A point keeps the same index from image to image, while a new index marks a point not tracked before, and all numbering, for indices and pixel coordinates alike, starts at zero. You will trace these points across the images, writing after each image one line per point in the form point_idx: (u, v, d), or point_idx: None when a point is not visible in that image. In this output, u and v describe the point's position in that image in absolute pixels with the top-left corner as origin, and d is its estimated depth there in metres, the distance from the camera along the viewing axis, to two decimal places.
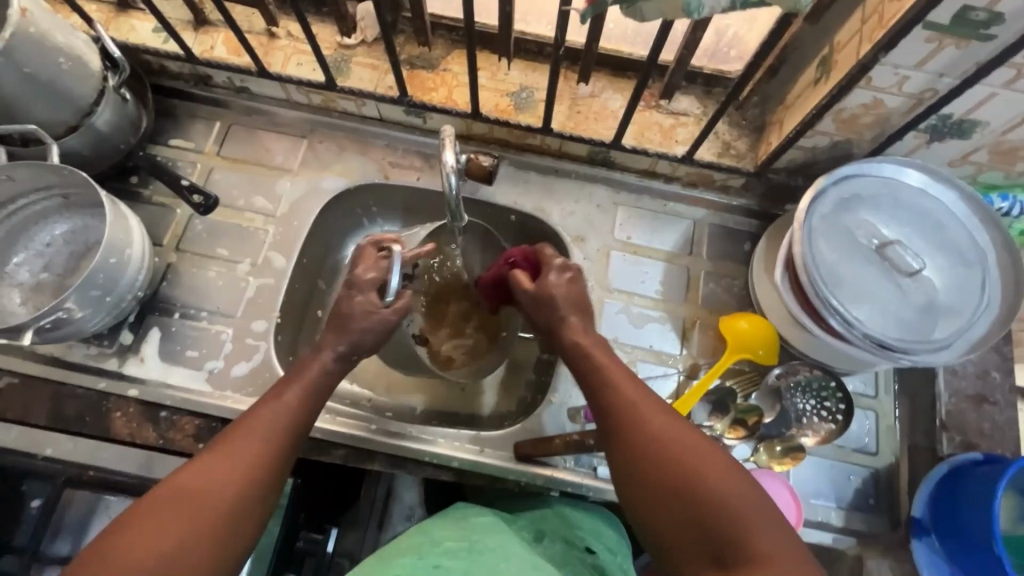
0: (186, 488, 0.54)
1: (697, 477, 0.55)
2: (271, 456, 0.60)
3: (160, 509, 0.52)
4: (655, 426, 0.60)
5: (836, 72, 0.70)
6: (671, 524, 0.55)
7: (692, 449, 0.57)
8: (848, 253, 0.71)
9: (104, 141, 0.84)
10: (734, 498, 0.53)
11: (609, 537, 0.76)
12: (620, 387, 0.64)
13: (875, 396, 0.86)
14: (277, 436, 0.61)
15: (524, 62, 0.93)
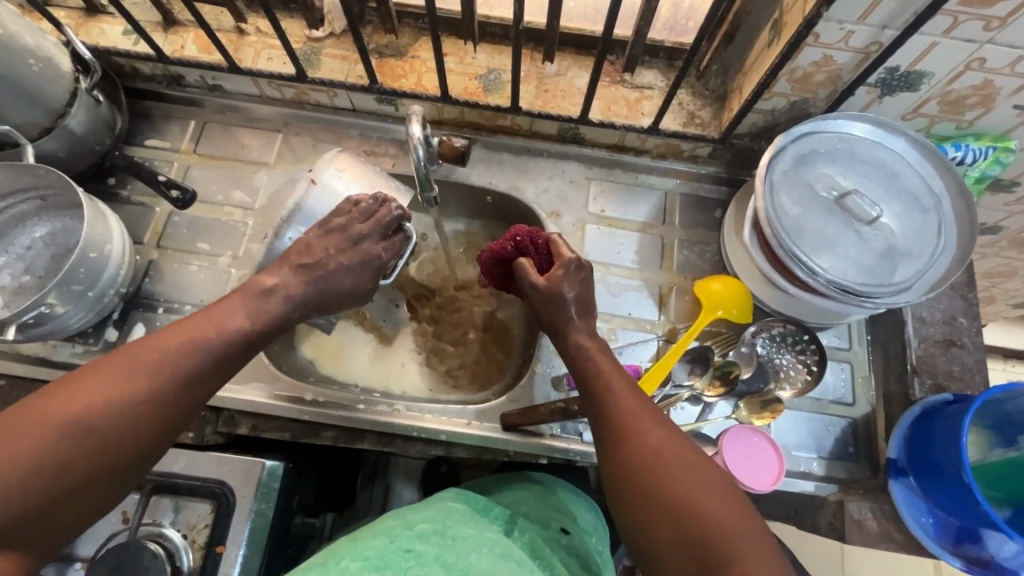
0: (75, 404, 0.54)
1: (683, 484, 0.56)
2: (175, 383, 0.59)
3: (44, 415, 0.53)
4: (646, 432, 0.61)
5: (786, 32, 0.72)
6: (657, 530, 0.55)
7: (681, 458, 0.58)
8: (809, 205, 0.74)
9: (79, 142, 0.86)
10: (719, 508, 0.54)
11: (585, 518, 0.81)
12: (615, 393, 0.65)
13: (849, 348, 0.89)
14: (182, 360, 0.60)
15: (490, 46, 0.95)
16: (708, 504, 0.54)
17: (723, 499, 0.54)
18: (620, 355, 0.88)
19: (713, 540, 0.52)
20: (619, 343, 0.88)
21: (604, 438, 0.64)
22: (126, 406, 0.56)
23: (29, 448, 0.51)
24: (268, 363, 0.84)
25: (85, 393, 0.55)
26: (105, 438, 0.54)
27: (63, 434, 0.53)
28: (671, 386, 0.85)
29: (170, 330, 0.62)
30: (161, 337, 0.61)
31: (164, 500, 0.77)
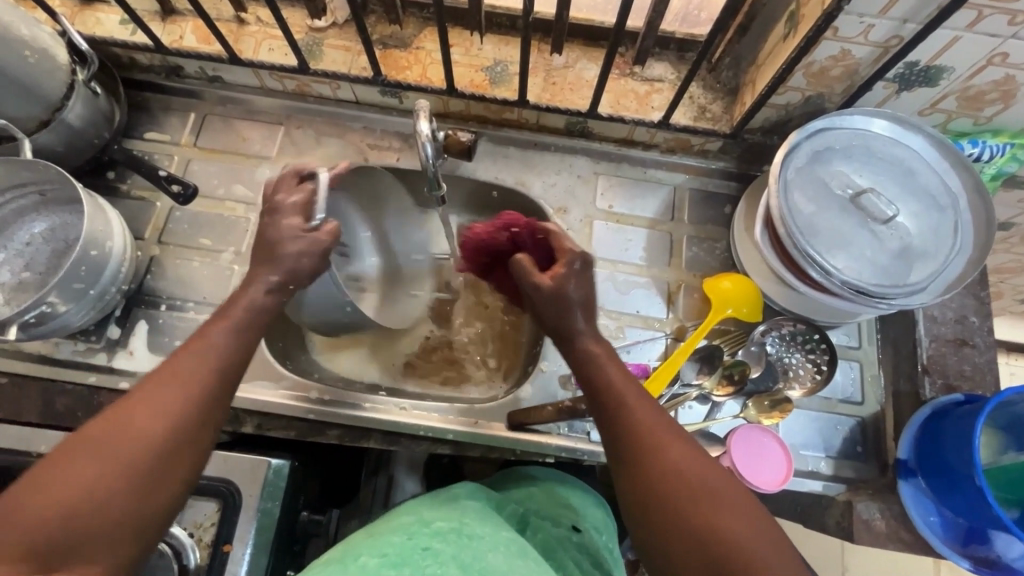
0: (112, 435, 0.51)
1: (711, 508, 0.52)
2: (206, 400, 0.56)
3: (77, 454, 0.49)
4: (668, 449, 0.56)
5: (803, 25, 0.70)
6: (683, 557, 0.51)
7: (706, 478, 0.54)
8: (824, 205, 0.72)
9: (77, 136, 0.84)
10: (752, 535, 0.50)
11: (596, 515, 0.81)
12: (630, 404, 0.61)
13: (859, 347, 0.88)
14: (211, 377, 0.57)
15: (497, 37, 0.93)
16: (743, 531, 0.50)
17: (755, 525, 0.51)
18: (629, 353, 0.87)
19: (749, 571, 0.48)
20: (627, 341, 0.87)
21: (616, 452, 0.59)
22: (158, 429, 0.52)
23: (65, 485, 0.47)
24: (272, 362, 0.83)
25: (118, 422, 0.51)
26: (141, 467, 0.50)
27: (101, 468, 0.49)
28: (679, 385, 0.85)
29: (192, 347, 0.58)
30: (185, 355, 0.57)
31: None
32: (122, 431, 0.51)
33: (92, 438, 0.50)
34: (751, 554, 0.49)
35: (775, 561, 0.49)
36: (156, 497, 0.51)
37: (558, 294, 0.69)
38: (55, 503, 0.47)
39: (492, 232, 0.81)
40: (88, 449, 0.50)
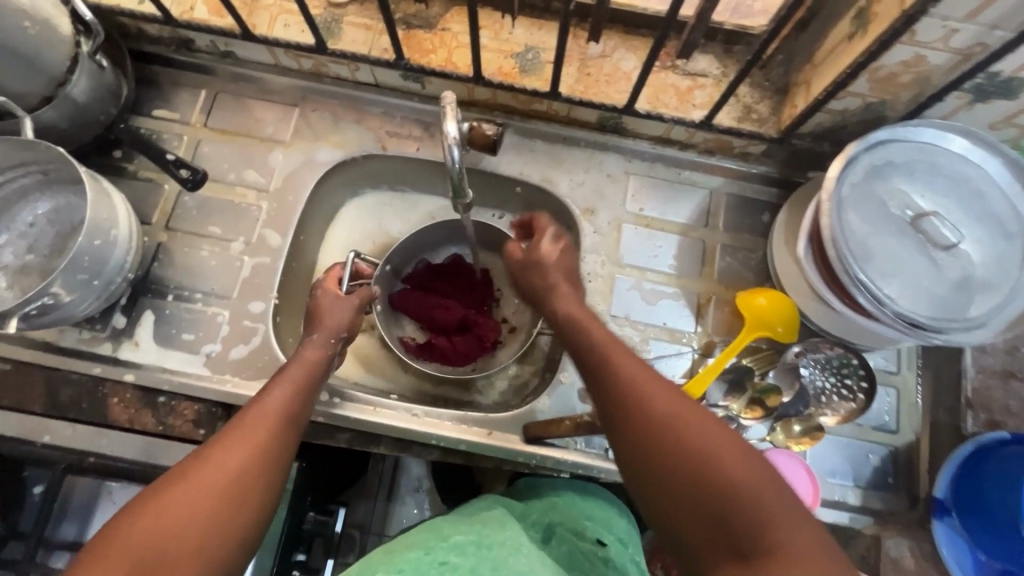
0: (211, 469, 0.51)
1: (687, 442, 0.48)
2: (288, 445, 0.58)
3: (171, 485, 0.49)
4: (644, 395, 0.54)
5: (875, 25, 0.63)
6: (665, 502, 0.48)
7: (684, 413, 0.51)
8: (879, 225, 0.67)
9: (82, 112, 0.79)
10: (736, 460, 0.47)
11: (620, 526, 0.75)
12: (608, 353, 0.59)
13: (897, 372, 0.82)
14: (292, 424, 0.59)
15: (529, 20, 0.86)
16: (723, 458, 0.47)
17: (739, 454, 0.47)
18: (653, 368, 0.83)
19: (733, 499, 0.45)
20: (650, 355, 0.83)
21: (600, 416, 0.57)
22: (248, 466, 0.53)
23: (172, 514, 0.47)
24: (281, 359, 0.80)
25: (212, 460, 0.52)
26: (234, 501, 0.51)
27: (203, 498, 0.49)
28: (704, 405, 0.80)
29: (269, 394, 0.61)
30: (266, 399, 0.60)
31: None
32: (218, 464, 0.52)
33: (188, 472, 0.51)
34: (736, 480, 0.45)
35: (764, 487, 0.45)
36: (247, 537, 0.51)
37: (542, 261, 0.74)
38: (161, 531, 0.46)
39: (421, 282, 0.92)
40: (182, 477, 0.50)
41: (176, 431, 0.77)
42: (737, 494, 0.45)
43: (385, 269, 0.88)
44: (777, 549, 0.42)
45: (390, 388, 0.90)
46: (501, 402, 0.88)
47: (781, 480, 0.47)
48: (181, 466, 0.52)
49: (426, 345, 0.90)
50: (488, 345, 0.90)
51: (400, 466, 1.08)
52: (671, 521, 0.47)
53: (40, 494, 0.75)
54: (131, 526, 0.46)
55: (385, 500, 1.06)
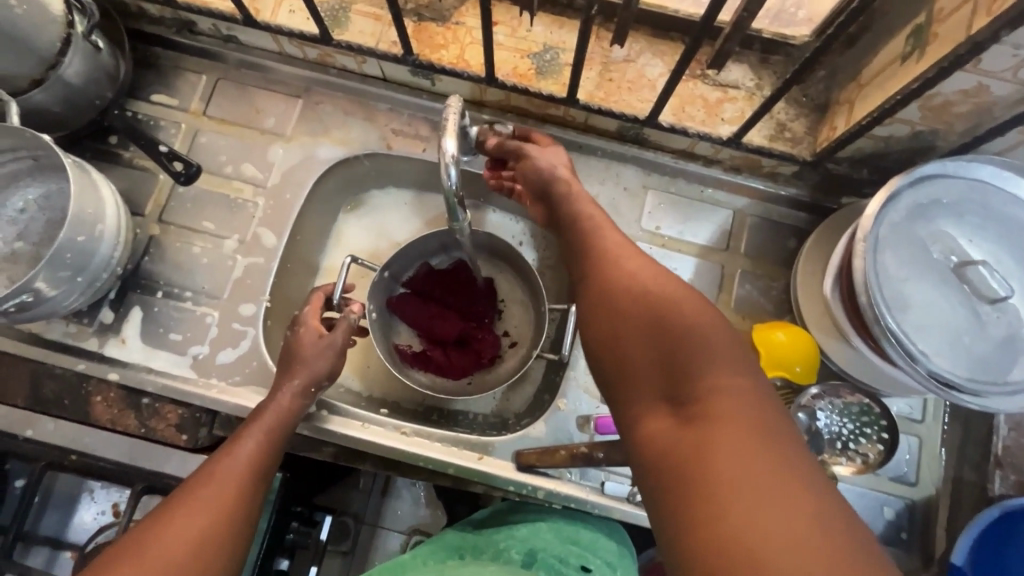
0: (168, 533, 0.52)
1: (652, 303, 0.50)
2: (254, 502, 0.59)
3: (132, 558, 0.50)
4: (621, 266, 0.55)
5: (935, 49, 0.56)
6: (621, 359, 0.50)
7: (655, 280, 0.52)
8: (918, 271, 0.60)
9: (75, 97, 0.75)
10: (694, 319, 0.47)
11: (607, 549, 0.72)
12: (598, 236, 0.61)
13: (922, 421, 0.77)
14: (257, 479, 0.61)
15: (550, 17, 0.80)
16: (683, 317, 0.47)
17: (701, 314, 0.48)
18: None
19: (682, 353, 0.46)
20: None
21: (581, 265, 0.60)
22: (216, 527, 0.55)
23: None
24: (269, 366, 0.77)
25: (175, 527, 0.53)
26: (204, 563, 0.53)
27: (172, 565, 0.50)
28: None
29: (231, 448, 0.61)
30: (228, 455, 0.60)
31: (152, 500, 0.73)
32: (184, 530, 0.53)
33: (147, 543, 0.51)
34: (690, 334, 0.46)
35: (716, 348, 0.46)
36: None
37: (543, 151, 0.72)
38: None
39: (421, 286, 0.87)
40: (143, 548, 0.51)
41: (158, 434, 0.75)
42: (688, 354, 0.45)
43: (384, 275, 0.83)
44: (710, 391, 0.43)
45: (381, 400, 0.86)
46: (496, 421, 0.84)
47: (740, 347, 0.47)
48: (140, 534, 0.52)
49: (421, 355, 0.86)
50: (487, 360, 0.86)
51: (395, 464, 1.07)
52: (624, 379, 0.50)
53: (20, 488, 0.74)
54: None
55: (379, 495, 1.00)
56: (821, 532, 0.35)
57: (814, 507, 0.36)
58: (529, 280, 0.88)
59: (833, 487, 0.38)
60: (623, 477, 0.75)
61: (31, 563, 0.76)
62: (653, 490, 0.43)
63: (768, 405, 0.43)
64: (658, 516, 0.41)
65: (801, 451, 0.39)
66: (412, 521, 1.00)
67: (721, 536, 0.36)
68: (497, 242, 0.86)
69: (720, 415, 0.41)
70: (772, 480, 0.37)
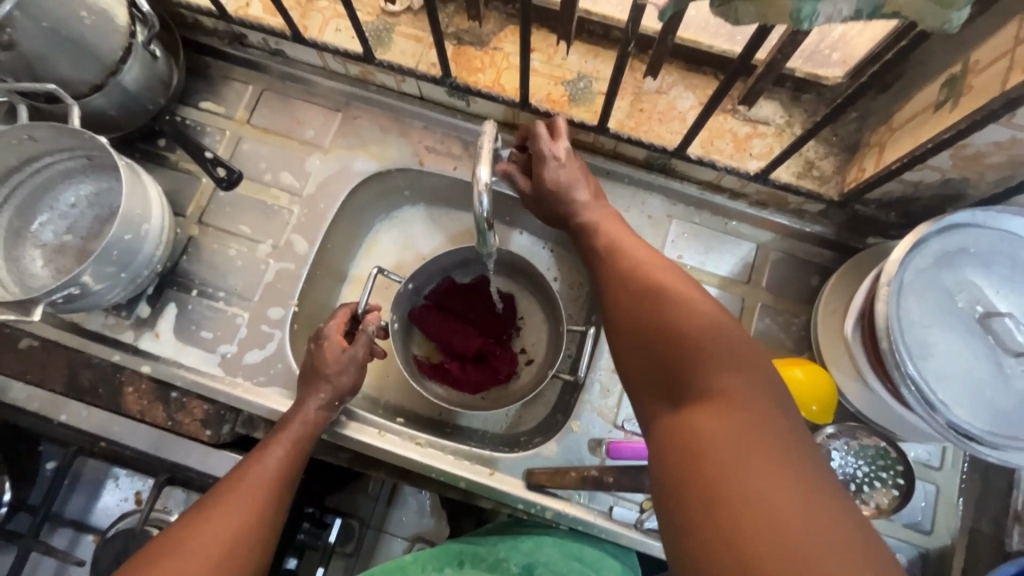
0: (200, 537, 0.58)
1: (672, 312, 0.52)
2: (272, 516, 0.63)
3: (167, 559, 0.55)
4: (648, 274, 0.58)
5: (969, 100, 0.57)
6: (637, 362, 0.53)
7: (679, 291, 0.54)
8: (942, 319, 0.60)
9: (130, 101, 0.79)
10: (710, 330, 0.50)
11: (610, 566, 0.72)
12: (619, 248, 0.64)
13: (939, 469, 0.76)
14: (277, 493, 0.64)
15: (586, 46, 0.82)
16: (701, 328, 0.50)
17: (709, 322, 0.51)
18: None
19: (696, 362, 0.48)
20: None
21: (607, 270, 0.63)
22: (232, 542, 0.59)
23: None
24: (293, 368, 0.80)
25: (205, 532, 0.58)
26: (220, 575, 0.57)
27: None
28: None
29: (254, 460, 0.65)
30: (250, 470, 0.64)
31: (176, 491, 0.79)
32: (204, 544, 0.57)
33: (180, 545, 0.57)
34: (705, 344, 0.49)
35: (734, 364, 0.48)
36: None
37: (569, 172, 0.72)
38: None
39: (442, 300, 0.89)
40: (173, 553, 0.56)
41: (185, 429, 0.77)
42: (696, 360, 0.48)
43: (407, 287, 0.85)
44: (717, 396, 0.46)
45: (398, 409, 0.88)
46: (508, 438, 0.85)
47: (756, 362, 0.49)
48: (166, 545, 0.57)
49: (439, 367, 0.87)
50: (503, 377, 0.88)
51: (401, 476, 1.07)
52: (638, 380, 0.53)
53: (51, 469, 0.80)
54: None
55: (384, 503, 1.00)
56: (820, 546, 0.36)
57: (817, 519, 0.38)
58: (549, 299, 0.89)
59: (832, 500, 0.40)
60: (631, 504, 0.75)
61: (54, 543, 0.80)
62: (657, 488, 0.45)
63: (772, 411, 0.45)
64: (662, 516, 0.43)
65: (809, 468, 0.41)
66: (416, 529, 1.00)
67: (724, 543, 0.38)
68: (519, 261, 0.88)
69: (735, 425, 0.43)
70: (779, 494, 0.39)
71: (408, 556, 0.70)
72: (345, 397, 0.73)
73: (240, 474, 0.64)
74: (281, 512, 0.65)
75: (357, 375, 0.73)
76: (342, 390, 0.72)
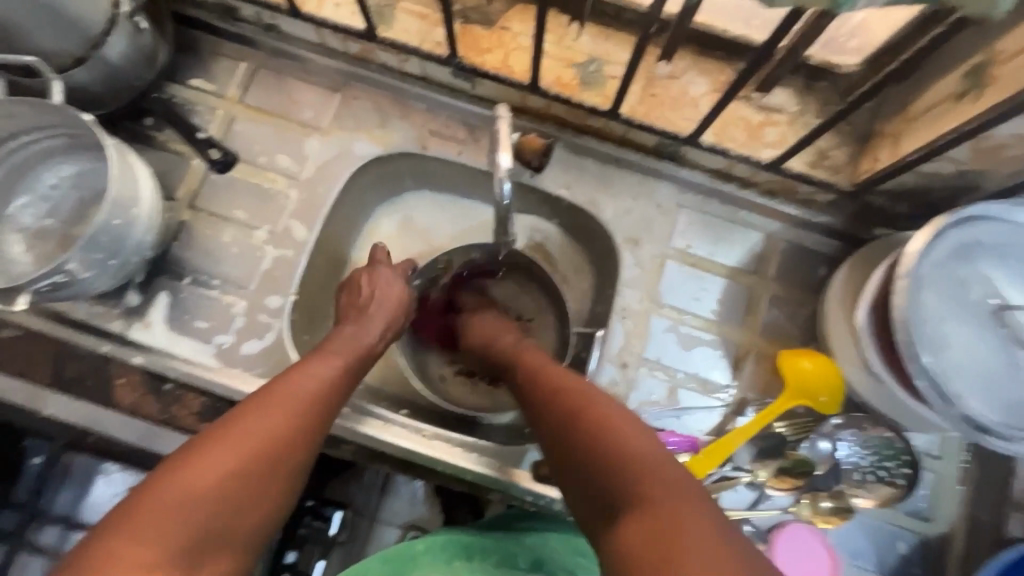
0: (249, 430, 0.54)
1: (608, 439, 0.52)
2: (317, 426, 0.59)
3: (214, 448, 0.52)
4: (576, 402, 0.57)
5: (994, 90, 0.56)
6: (582, 487, 0.54)
7: (610, 414, 0.55)
8: (957, 311, 0.60)
9: (116, 76, 0.75)
10: (650, 457, 0.51)
11: None
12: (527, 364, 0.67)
13: (940, 457, 0.77)
14: (319, 403, 0.60)
15: (597, 27, 0.80)
16: (636, 457, 0.50)
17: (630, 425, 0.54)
18: (678, 420, 0.78)
19: (640, 492, 0.48)
20: (677, 405, 0.78)
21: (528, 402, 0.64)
22: (276, 442, 0.55)
23: (198, 484, 0.49)
24: (293, 360, 0.77)
25: (254, 425, 0.55)
26: (260, 475, 0.53)
27: (233, 470, 0.51)
28: (729, 466, 0.75)
29: (306, 368, 0.62)
30: (302, 375, 0.61)
31: None
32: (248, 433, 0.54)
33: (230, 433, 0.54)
34: (644, 476, 0.49)
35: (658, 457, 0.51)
36: (261, 520, 0.53)
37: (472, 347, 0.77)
38: (180, 503, 0.48)
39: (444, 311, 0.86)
40: (221, 442, 0.53)
41: (180, 421, 0.75)
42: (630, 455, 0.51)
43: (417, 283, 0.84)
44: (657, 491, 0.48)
45: (402, 400, 0.86)
46: (512, 431, 0.82)
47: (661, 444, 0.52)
48: (209, 432, 0.53)
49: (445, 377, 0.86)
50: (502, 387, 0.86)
51: (391, 479, 0.98)
52: (579, 499, 0.54)
53: (38, 465, 0.80)
54: (161, 491, 0.49)
55: (378, 492, 0.97)
56: None
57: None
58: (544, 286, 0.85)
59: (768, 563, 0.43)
60: None
61: (43, 541, 0.79)
62: None
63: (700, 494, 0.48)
64: None
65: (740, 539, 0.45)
66: (409, 516, 0.96)
67: None
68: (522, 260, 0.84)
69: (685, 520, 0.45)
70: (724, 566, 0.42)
71: (420, 546, 0.67)
72: (394, 328, 0.75)
73: (289, 378, 0.61)
74: (327, 425, 0.61)
75: (399, 314, 0.76)
76: (393, 325, 0.75)
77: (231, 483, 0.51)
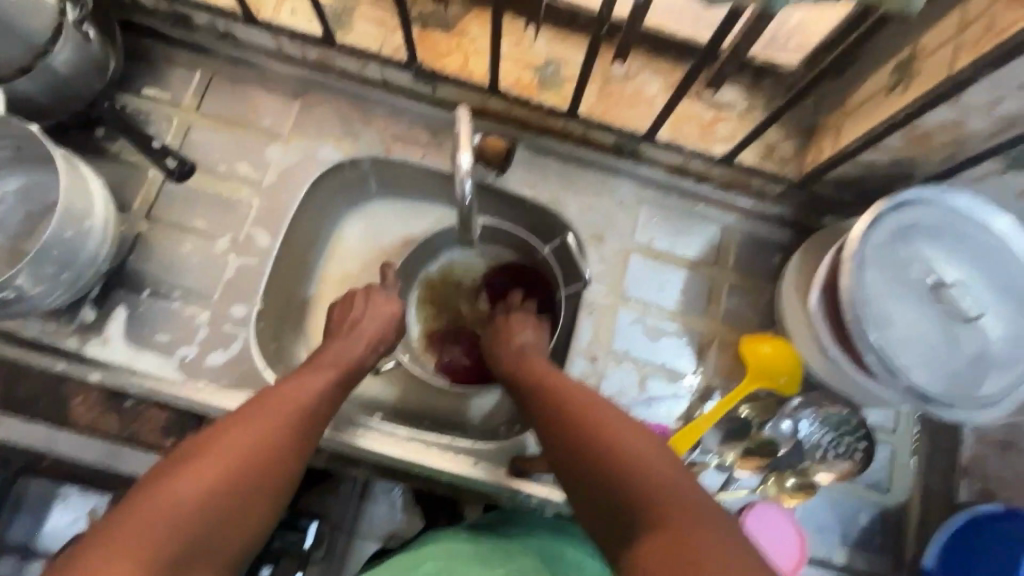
0: (238, 438, 0.55)
1: (618, 445, 0.55)
2: (301, 440, 0.59)
3: (204, 459, 0.53)
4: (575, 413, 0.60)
5: (919, 81, 0.61)
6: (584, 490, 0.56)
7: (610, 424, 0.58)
8: (898, 289, 0.64)
9: (63, 84, 0.73)
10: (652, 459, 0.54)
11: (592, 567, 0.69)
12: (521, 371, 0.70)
13: (894, 431, 0.80)
14: (308, 417, 0.61)
15: (553, 31, 0.82)
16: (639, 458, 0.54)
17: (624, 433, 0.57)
18: (648, 409, 0.80)
19: (647, 491, 0.51)
20: (647, 394, 0.80)
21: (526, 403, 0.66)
22: (260, 453, 0.55)
23: (184, 496, 0.49)
24: (260, 369, 0.75)
25: (245, 437, 0.56)
26: (240, 492, 0.53)
27: (217, 483, 0.51)
28: (698, 451, 0.78)
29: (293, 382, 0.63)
30: (284, 389, 0.62)
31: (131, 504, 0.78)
32: (237, 446, 0.55)
33: (222, 442, 0.54)
34: (648, 478, 0.52)
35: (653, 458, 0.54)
36: (244, 532, 0.53)
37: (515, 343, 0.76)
38: (170, 511, 0.48)
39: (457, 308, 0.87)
40: (208, 451, 0.53)
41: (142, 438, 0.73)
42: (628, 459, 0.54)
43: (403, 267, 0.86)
44: (653, 496, 0.51)
45: (376, 403, 0.85)
46: (486, 431, 0.83)
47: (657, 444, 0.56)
48: (200, 443, 0.54)
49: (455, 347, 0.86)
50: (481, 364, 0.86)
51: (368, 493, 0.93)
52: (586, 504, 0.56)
53: None
54: (151, 501, 0.48)
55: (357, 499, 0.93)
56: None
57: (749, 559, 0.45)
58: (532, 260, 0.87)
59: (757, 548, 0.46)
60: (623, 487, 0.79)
61: None
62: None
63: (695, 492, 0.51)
64: None
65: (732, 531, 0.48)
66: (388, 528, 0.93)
67: None
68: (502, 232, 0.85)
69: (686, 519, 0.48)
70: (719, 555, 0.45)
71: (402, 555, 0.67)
72: (388, 340, 0.75)
73: (278, 392, 0.61)
74: (312, 444, 0.61)
75: (390, 330, 0.76)
76: (386, 337, 0.75)
77: (218, 494, 0.51)
